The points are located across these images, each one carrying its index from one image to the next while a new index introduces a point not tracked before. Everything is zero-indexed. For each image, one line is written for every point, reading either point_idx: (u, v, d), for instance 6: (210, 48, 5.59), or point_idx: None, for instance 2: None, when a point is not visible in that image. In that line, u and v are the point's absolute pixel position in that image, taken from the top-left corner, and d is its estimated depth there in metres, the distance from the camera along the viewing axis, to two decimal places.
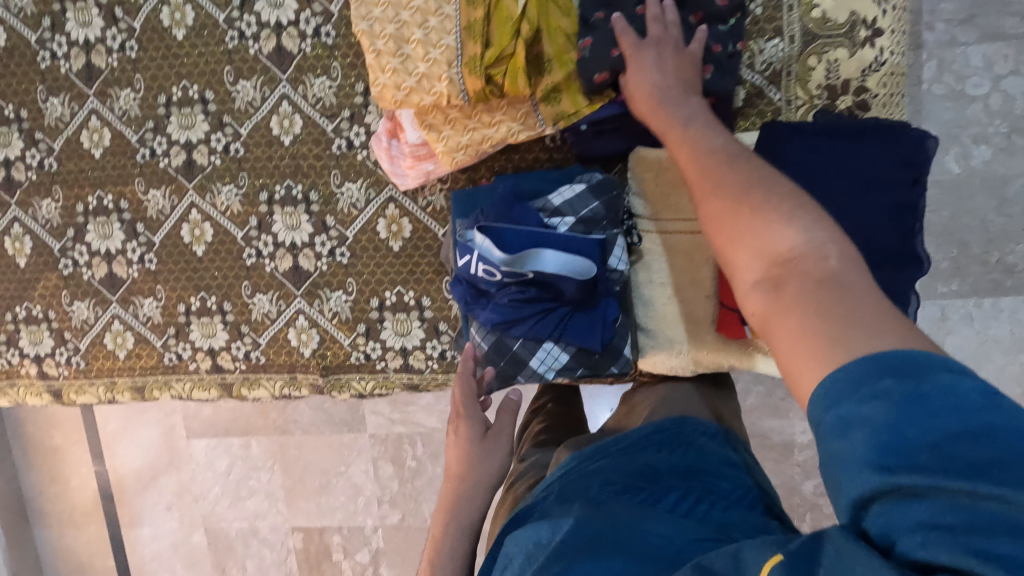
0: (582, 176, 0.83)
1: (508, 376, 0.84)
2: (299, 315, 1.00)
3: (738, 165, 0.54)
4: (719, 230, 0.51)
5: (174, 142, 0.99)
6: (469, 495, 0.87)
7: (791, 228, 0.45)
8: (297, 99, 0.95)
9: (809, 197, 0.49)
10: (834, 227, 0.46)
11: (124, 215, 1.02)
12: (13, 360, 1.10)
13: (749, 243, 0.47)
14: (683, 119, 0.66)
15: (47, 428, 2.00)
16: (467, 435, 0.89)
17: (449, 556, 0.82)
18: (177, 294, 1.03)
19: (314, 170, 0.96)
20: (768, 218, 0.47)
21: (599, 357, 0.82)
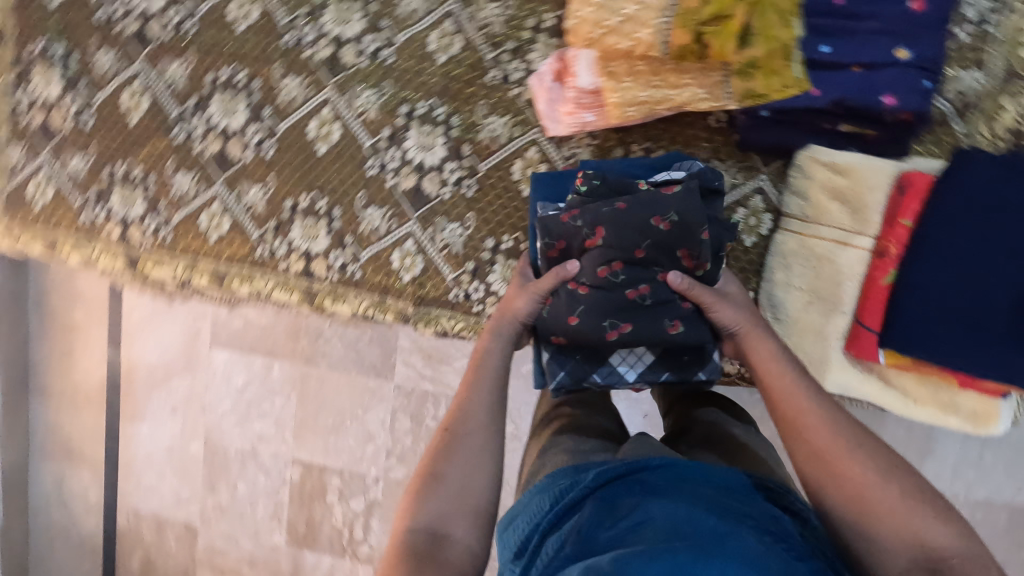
0: (678, 165, 0.84)
1: (582, 374, 0.81)
2: (408, 238, 0.97)
3: (854, 446, 0.62)
4: (849, 501, 0.59)
5: (324, 35, 0.96)
6: (500, 354, 0.78)
7: (943, 529, 0.56)
8: (462, 20, 0.92)
9: (900, 475, 0.60)
10: (925, 505, 0.58)
11: (253, 96, 0.99)
12: (99, 218, 1.06)
13: (909, 522, 0.57)
14: (775, 362, 0.72)
15: (70, 303, 1.96)
16: (517, 288, 0.84)
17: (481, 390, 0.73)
18: (287, 189, 0.99)
19: (462, 95, 0.94)
20: (918, 511, 0.57)
21: (685, 360, 0.82)
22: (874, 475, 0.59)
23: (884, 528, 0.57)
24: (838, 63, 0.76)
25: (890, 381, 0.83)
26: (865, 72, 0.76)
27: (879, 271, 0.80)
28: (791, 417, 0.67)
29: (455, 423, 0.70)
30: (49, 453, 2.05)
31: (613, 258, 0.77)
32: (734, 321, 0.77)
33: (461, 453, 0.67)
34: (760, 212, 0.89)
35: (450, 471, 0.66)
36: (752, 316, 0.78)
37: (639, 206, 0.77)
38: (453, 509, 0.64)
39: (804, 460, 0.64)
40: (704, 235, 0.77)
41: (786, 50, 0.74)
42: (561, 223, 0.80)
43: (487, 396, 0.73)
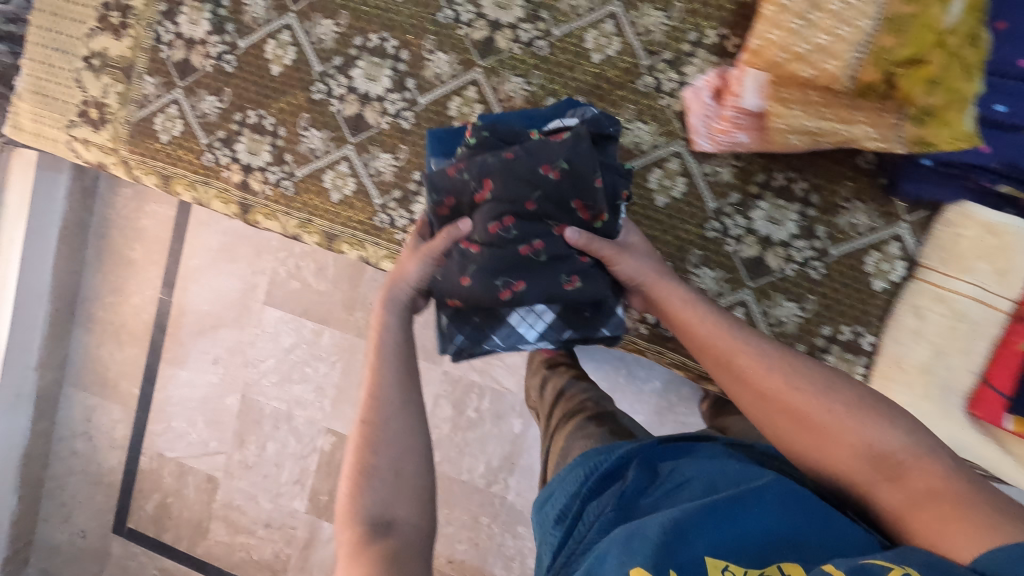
0: (573, 111, 0.83)
1: (481, 338, 0.83)
2: None
3: (767, 364, 0.73)
4: (831, 440, 0.67)
5: (482, 16, 0.96)
6: (398, 329, 0.80)
7: (888, 433, 0.66)
8: (624, 23, 0.93)
9: (844, 400, 0.69)
10: (866, 414, 0.67)
11: (399, 65, 0.99)
12: (221, 160, 1.06)
13: (862, 434, 0.66)
14: (621, 264, 0.81)
15: (130, 239, 1.93)
16: (406, 256, 0.85)
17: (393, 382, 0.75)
18: (419, 162, 1.00)
19: (610, 97, 0.94)
20: (847, 417, 0.67)
21: (587, 317, 0.85)
22: (831, 407, 0.69)
23: (853, 450, 0.66)
24: (1010, 123, 0.76)
25: (1009, 449, 0.82)
26: None
27: (1016, 335, 0.79)
28: (728, 362, 0.75)
29: (370, 414, 0.72)
30: (84, 384, 1.95)
31: (503, 212, 0.75)
32: (638, 273, 0.81)
33: (385, 442, 0.71)
34: (893, 259, 0.88)
35: (382, 461, 0.70)
36: (655, 266, 0.83)
37: (527, 156, 0.74)
38: (394, 492, 0.69)
39: (761, 409, 0.72)
40: (598, 183, 0.75)
41: (964, 103, 0.74)
42: (448, 177, 0.77)
43: (390, 381, 0.75)
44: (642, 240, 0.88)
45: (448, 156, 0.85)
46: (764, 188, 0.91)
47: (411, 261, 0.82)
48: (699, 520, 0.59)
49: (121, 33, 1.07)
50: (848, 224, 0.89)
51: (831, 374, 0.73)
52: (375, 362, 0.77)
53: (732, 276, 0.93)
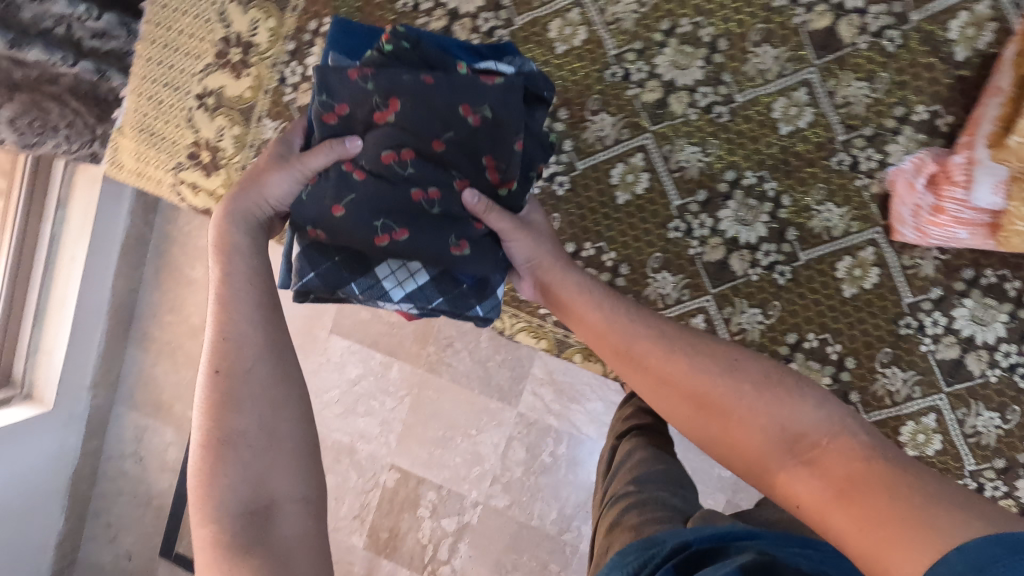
0: (509, 59, 0.76)
1: (337, 282, 0.74)
2: (698, 314, 0.88)
3: (689, 361, 0.70)
4: (746, 445, 0.63)
5: (656, 76, 0.87)
6: (247, 267, 0.72)
7: (812, 416, 0.61)
8: (820, 93, 0.83)
9: (751, 386, 0.66)
10: (797, 401, 0.63)
11: (555, 125, 0.89)
12: None
13: (774, 418, 0.63)
14: (577, 288, 0.79)
15: (193, 258, 1.69)
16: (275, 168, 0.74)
17: (240, 317, 0.69)
18: (572, 234, 0.90)
19: (798, 174, 0.84)
20: (777, 405, 0.63)
21: (464, 291, 0.78)
22: (732, 386, 0.67)
23: (757, 433, 0.62)
24: None
25: None
26: None
27: None
28: (649, 352, 0.72)
29: (224, 379, 0.66)
30: (137, 404, 1.73)
31: (402, 145, 0.69)
32: (535, 257, 0.78)
33: (244, 399, 0.65)
34: None
35: (246, 427, 0.64)
36: (551, 254, 0.81)
37: (448, 87, 0.68)
38: (267, 469, 0.64)
39: (683, 406, 0.68)
40: (516, 147, 0.72)
41: None
42: (348, 82, 0.68)
43: (246, 315, 0.69)
44: (547, 226, 0.85)
45: (349, 54, 0.74)
46: (971, 286, 0.82)
47: (279, 180, 0.74)
48: None
49: (241, 71, 0.98)
50: None
51: (735, 356, 0.70)
52: (220, 313, 0.69)
53: (925, 378, 0.84)
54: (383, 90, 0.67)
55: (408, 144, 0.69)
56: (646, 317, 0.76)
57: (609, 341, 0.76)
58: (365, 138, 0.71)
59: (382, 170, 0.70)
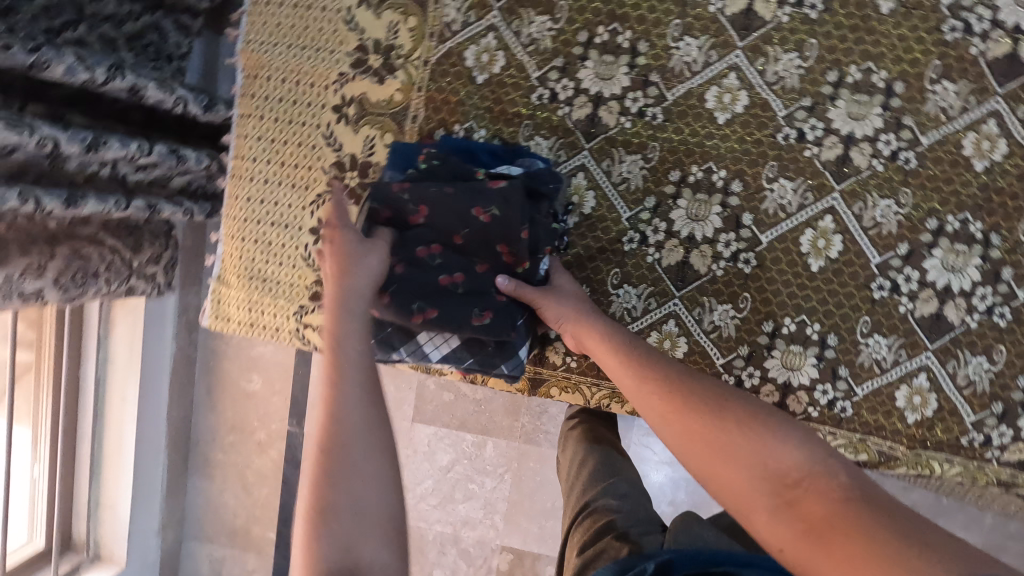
0: (524, 161, 0.78)
1: (388, 346, 0.72)
2: (920, 373, 0.82)
3: (674, 369, 0.62)
4: (715, 479, 0.52)
5: (832, 132, 0.81)
6: (361, 302, 0.60)
7: (792, 444, 0.52)
8: (1010, 122, 0.79)
9: (739, 401, 0.57)
10: (790, 426, 0.54)
11: (730, 200, 0.83)
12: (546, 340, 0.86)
13: (761, 452, 0.51)
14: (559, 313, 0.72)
15: (246, 369, 1.38)
16: (343, 241, 0.64)
17: (356, 333, 0.55)
18: (768, 310, 0.83)
19: (1002, 211, 0.80)
20: (766, 437, 0.53)
21: (490, 351, 0.73)
22: (721, 415, 0.55)
23: (746, 468, 0.51)
24: None
25: None
26: None
27: None
28: (631, 392, 0.61)
29: (322, 381, 0.51)
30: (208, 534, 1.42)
31: (431, 241, 0.71)
32: (566, 316, 0.72)
33: (356, 422, 0.49)
34: None
35: (347, 437, 0.48)
36: (582, 305, 0.73)
37: (468, 190, 0.70)
38: (361, 490, 0.47)
39: (673, 448, 0.56)
40: (526, 236, 0.71)
41: None
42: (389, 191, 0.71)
43: (358, 334, 0.55)
44: (574, 286, 0.77)
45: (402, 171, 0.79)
46: None
47: (356, 241, 0.64)
48: None
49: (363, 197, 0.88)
50: None
51: (738, 399, 0.57)
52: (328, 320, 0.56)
53: None
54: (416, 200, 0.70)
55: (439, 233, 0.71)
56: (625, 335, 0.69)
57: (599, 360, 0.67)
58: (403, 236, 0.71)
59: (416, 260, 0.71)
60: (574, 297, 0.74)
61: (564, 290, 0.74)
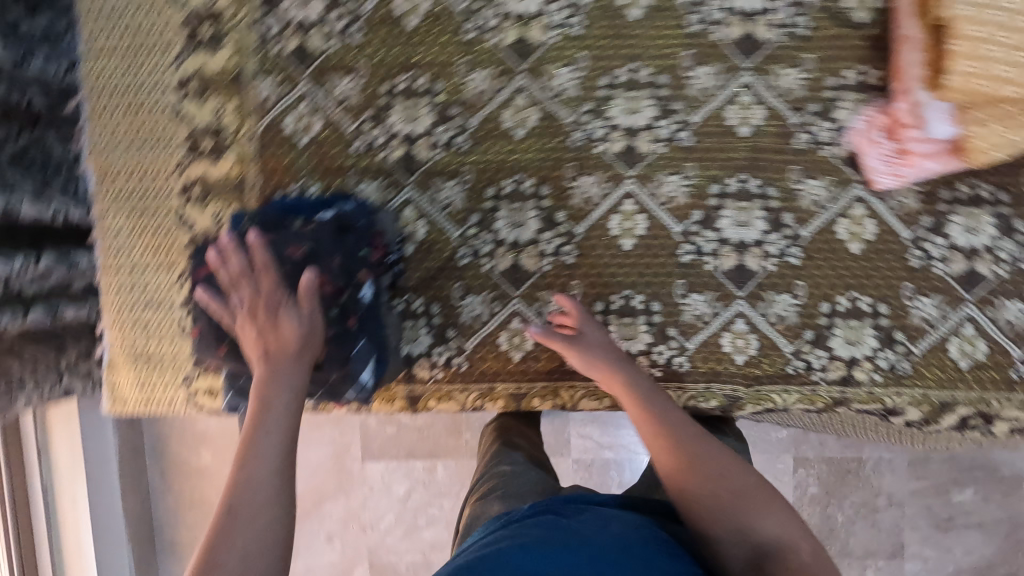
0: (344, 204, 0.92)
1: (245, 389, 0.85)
2: (738, 319, 0.93)
3: (690, 435, 0.76)
4: (707, 517, 0.68)
5: (616, 127, 0.92)
6: (287, 389, 0.76)
7: (772, 520, 0.66)
8: (761, 90, 0.91)
9: (738, 478, 0.71)
10: (776, 504, 0.68)
11: (543, 202, 0.94)
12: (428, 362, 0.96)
13: (747, 522, 0.67)
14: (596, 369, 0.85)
15: (194, 445, 1.41)
16: (269, 305, 0.80)
17: (274, 438, 0.71)
18: (598, 290, 0.94)
19: (772, 165, 0.91)
20: (755, 510, 0.68)
21: (337, 380, 0.87)
22: (716, 480, 0.71)
23: (723, 528, 0.67)
24: None
25: None
26: None
27: None
28: (648, 439, 0.78)
29: (245, 479, 0.66)
30: None
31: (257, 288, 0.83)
32: (593, 366, 0.85)
33: (250, 512, 0.64)
34: None
35: (246, 518, 0.63)
36: (610, 355, 0.86)
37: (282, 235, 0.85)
38: (259, 552, 0.62)
39: (676, 485, 0.72)
40: (336, 263, 0.86)
41: None
42: (218, 244, 0.84)
43: (280, 442, 0.71)
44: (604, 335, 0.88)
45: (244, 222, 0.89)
46: (953, 203, 0.90)
47: (292, 313, 0.80)
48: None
49: None
50: None
51: (745, 465, 0.73)
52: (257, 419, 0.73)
53: (950, 296, 0.91)
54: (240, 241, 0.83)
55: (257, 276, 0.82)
56: (665, 401, 0.83)
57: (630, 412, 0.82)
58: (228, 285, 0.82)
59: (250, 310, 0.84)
60: (615, 360, 0.85)
61: (593, 340, 0.87)
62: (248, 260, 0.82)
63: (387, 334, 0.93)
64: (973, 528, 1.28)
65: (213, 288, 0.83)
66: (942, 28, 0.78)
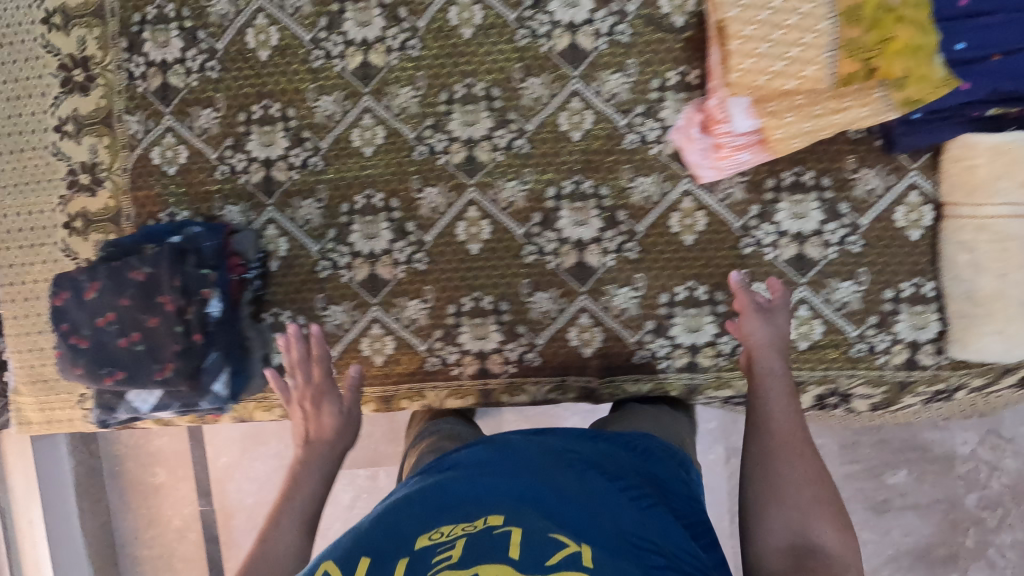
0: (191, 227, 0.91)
1: (110, 405, 0.89)
2: (583, 313, 0.96)
3: (791, 415, 0.80)
4: (796, 499, 0.73)
5: (455, 139, 0.97)
6: (317, 478, 0.84)
7: (832, 534, 0.70)
8: (589, 96, 0.96)
9: (822, 479, 0.75)
10: (835, 507, 0.73)
11: (393, 214, 0.99)
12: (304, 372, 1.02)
13: (800, 518, 0.72)
14: (761, 347, 0.85)
15: (148, 464, 1.47)
16: (325, 392, 0.91)
17: (310, 479, 0.84)
18: (448, 294, 0.98)
19: (604, 166, 0.95)
20: (822, 511, 0.72)
21: (190, 390, 0.88)
22: (800, 475, 0.75)
23: (817, 520, 0.71)
24: (977, 56, 0.81)
25: None
26: (1006, 59, 0.81)
27: None
28: (784, 434, 0.79)
29: (285, 502, 0.81)
30: None
31: (103, 312, 0.85)
32: (755, 339, 0.86)
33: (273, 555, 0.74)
34: (919, 206, 0.92)
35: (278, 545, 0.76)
36: (773, 343, 0.85)
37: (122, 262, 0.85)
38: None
39: (755, 466, 0.78)
40: (174, 282, 0.85)
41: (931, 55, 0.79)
42: (69, 277, 0.86)
43: (317, 474, 0.85)
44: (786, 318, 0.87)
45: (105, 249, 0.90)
46: (778, 190, 0.93)
47: (335, 405, 0.90)
48: (426, 498, 0.67)
49: None
50: (865, 192, 0.92)
51: (817, 470, 0.75)
52: (297, 467, 0.85)
53: (783, 280, 0.94)
54: (87, 274, 0.85)
55: (104, 303, 0.85)
56: (784, 378, 0.84)
57: (753, 381, 0.84)
58: (77, 314, 0.85)
59: (100, 331, 0.85)
60: (772, 356, 0.85)
61: (763, 332, 0.86)
62: (305, 350, 0.91)
63: (230, 346, 0.91)
64: (909, 510, 1.27)
65: (76, 319, 0.85)
66: (725, 27, 0.80)
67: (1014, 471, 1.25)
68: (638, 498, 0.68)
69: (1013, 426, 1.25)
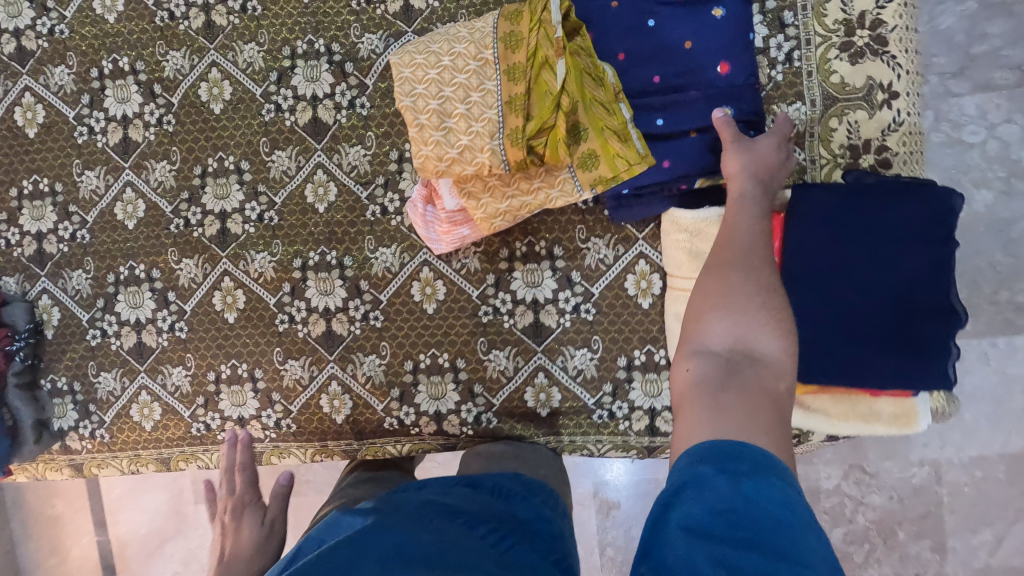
0: None
1: None
2: (332, 381, 0.99)
3: (760, 242, 0.70)
4: (741, 313, 0.63)
5: (209, 212, 1.00)
6: None
7: (777, 344, 0.61)
8: (332, 167, 0.97)
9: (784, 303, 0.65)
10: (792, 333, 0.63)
11: (155, 284, 1.02)
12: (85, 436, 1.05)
13: (747, 330, 0.62)
14: (737, 174, 0.75)
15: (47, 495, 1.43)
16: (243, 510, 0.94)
17: None
18: (208, 362, 1.01)
19: (348, 236, 0.97)
20: (773, 326, 0.62)
21: None
22: (763, 297, 0.64)
23: (762, 334, 0.62)
24: (673, 132, 0.83)
25: (809, 406, 0.84)
26: (700, 136, 0.81)
27: None
28: (742, 248, 0.70)
29: None
30: None
31: None
32: (736, 161, 0.76)
33: None
34: (648, 275, 0.92)
35: None
36: (756, 167, 0.75)
37: None
38: None
39: (707, 276, 0.69)
40: None
41: (620, 134, 0.79)
42: None
43: None
44: (776, 146, 0.77)
45: None
46: (512, 261, 0.95)
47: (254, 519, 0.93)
48: None
49: None
50: (596, 260, 0.93)
51: (773, 281, 0.66)
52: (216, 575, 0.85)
53: (521, 348, 0.95)
54: None
55: None
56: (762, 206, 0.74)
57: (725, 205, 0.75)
58: None
59: None
60: (746, 174, 0.75)
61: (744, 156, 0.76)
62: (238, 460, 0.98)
63: None
64: None
65: None
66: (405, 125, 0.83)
67: (878, 504, 1.12)
68: (498, 541, 0.63)
69: (874, 460, 1.11)
